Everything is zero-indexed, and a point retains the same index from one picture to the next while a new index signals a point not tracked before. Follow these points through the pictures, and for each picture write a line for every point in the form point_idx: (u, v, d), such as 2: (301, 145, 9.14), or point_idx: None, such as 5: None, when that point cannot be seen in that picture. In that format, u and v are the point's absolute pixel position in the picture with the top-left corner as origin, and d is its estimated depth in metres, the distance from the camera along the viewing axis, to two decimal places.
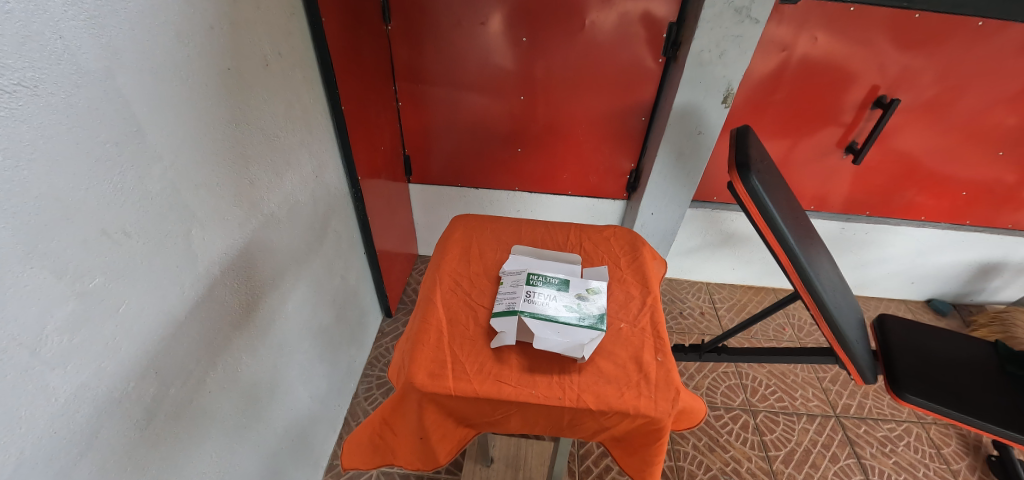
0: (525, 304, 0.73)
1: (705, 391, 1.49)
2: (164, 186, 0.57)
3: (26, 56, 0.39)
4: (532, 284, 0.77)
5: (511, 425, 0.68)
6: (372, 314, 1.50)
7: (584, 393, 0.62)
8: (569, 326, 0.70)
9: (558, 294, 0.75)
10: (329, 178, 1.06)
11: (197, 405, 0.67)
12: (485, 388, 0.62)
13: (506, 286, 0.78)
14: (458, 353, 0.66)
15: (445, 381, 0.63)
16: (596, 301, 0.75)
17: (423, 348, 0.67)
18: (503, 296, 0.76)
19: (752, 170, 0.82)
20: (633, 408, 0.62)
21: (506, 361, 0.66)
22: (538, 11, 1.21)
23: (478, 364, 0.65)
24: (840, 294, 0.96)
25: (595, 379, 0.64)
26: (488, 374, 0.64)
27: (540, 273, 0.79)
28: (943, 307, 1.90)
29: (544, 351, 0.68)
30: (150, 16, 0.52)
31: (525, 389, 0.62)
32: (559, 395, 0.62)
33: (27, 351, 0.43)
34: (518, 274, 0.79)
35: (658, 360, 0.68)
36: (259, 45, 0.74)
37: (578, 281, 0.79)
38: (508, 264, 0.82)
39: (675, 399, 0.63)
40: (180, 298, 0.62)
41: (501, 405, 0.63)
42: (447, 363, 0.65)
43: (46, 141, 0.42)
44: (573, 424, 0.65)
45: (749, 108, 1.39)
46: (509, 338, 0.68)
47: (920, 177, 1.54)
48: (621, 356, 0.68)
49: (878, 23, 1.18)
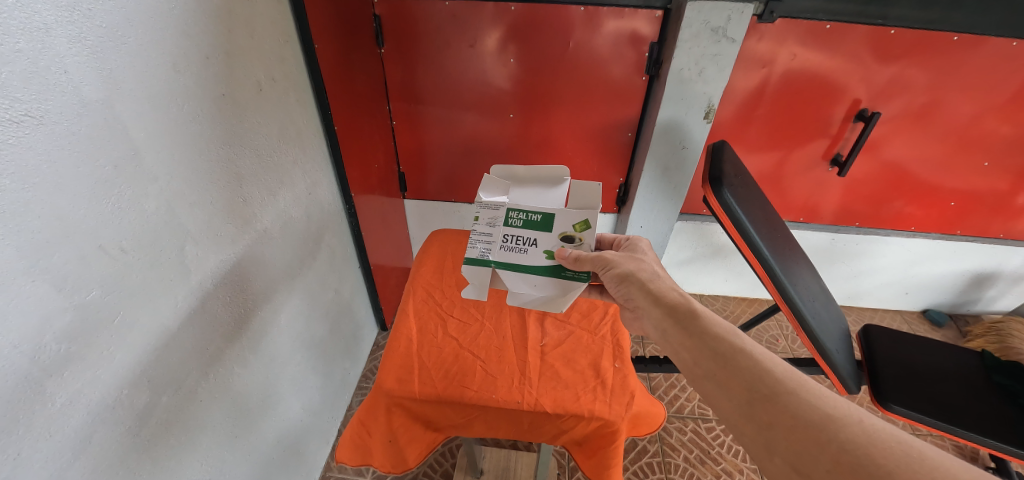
0: (500, 253, 0.74)
1: (697, 403, 1.50)
2: (160, 204, 0.61)
3: (32, 89, 0.43)
4: (509, 225, 0.76)
5: (476, 428, 0.74)
6: (367, 328, 1.53)
7: (541, 397, 0.70)
8: (546, 278, 0.72)
9: (539, 237, 0.74)
10: (323, 194, 1.10)
11: (188, 413, 0.70)
12: (449, 392, 0.70)
13: (483, 224, 0.77)
14: (426, 360, 0.74)
15: (411, 386, 0.70)
16: (584, 244, 0.72)
17: (393, 356, 0.74)
18: (480, 236, 0.77)
19: (725, 184, 0.86)
20: (588, 410, 0.68)
21: (472, 368, 0.74)
22: (524, 33, 1.26)
23: (444, 371, 0.73)
24: (821, 305, 0.97)
25: (553, 384, 0.72)
26: (452, 380, 0.71)
27: (520, 208, 0.76)
28: (939, 318, 1.90)
29: (508, 356, 0.76)
30: (149, 48, 0.57)
31: (486, 393, 0.70)
32: (519, 399, 0.69)
33: (26, 358, 0.46)
34: (496, 211, 0.77)
35: (615, 367, 0.75)
36: (253, 72, 0.79)
37: (563, 215, 0.74)
38: (487, 194, 0.79)
39: (629, 403, 0.69)
40: (173, 310, 0.65)
41: (464, 408, 0.70)
42: (414, 370, 0.72)
43: (50, 166, 0.46)
44: (533, 427, 0.71)
45: (733, 122, 1.42)
46: (483, 290, 0.73)
47: (908, 187, 1.56)
48: (581, 363, 0.75)
49: (856, 38, 1.22)
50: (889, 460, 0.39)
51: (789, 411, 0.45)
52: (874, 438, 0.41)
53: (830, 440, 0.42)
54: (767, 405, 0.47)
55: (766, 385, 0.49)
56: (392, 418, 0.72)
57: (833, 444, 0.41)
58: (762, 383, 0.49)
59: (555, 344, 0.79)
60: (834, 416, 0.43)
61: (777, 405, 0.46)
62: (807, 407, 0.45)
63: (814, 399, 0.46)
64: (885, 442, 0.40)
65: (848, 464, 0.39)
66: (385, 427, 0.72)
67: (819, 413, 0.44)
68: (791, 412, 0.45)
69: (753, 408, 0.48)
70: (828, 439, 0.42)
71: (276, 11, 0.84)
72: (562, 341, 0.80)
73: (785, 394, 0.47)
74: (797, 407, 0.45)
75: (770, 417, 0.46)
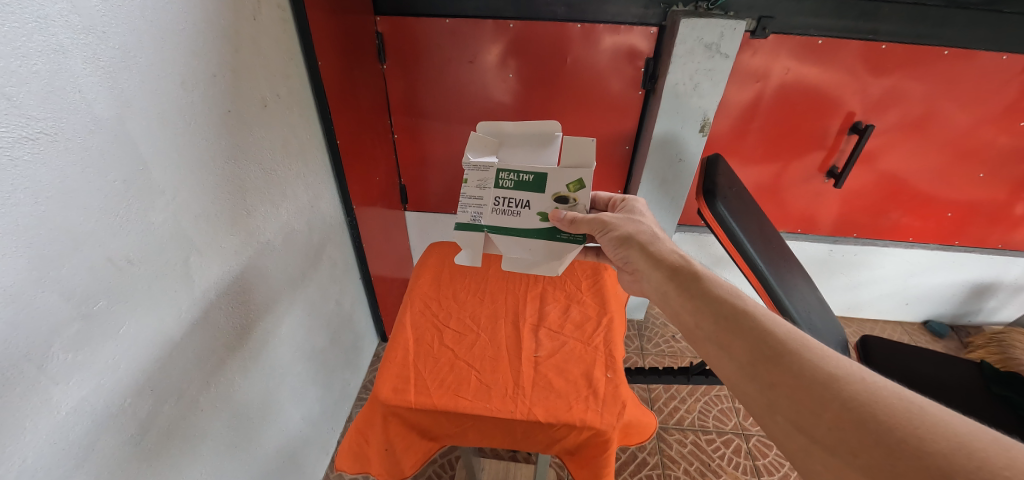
0: (492, 217, 0.79)
1: (697, 415, 1.49)
2: (167, 217, 0.63)
3: (47, 107, 0.45)
4: (500, 187, 0.79)
5: (470, 438, 0.74)
6: (367, 339, 1.54)
7: (534, 407, 0.70)
8: (539, 242, 0.78)
9: (531, 199, 0.78)
10: (325, 206, 1.12)
11: (188, 422, 0.70)
12: (444, 401, 0.71)
13: (472, 186, 0.81)
14: (422, 370, 0.75)
15: (407, 395, 0.71)
16: (578, 205, 0.77)
17: (390, 365, 0.76)
18: (470, 201, 0.81)
19: (718, 197, 0.93)
20: (580, 419, 0.69)
21: (466, 378, 0.75)
22: (523, 50, 1.29)
23: (439, 380, 0.74)
24: (818, 316, 0.98)
25: (546, 394, 0.72)
26: (447, 389, 0.72)
27: (510, 170, 0.79)
28: (940, 329, 1.89)
29: (502, 366, 0.77)
30: (159, 68, 0.59)
31: (480, 403, 0.71)
32: (512, 408, 0.70)
33: (34, 367, 0.47)
34: (485, 172, 0.80)
35: (608, 376, 0.76)
36: (259, 89, 0.81)
37: (556, 176, 0.77)
38: (476, 155, 0.82)
39: (621, 412, 0.70)
40: (177, 320, 0.66)
41: (458, 418, 0.71)
42: (410, 379, 0.73)
43: (63, 181, 0.48)
44: (527, 436, 0.72)
45: (729, 134, 1.44)
46: (476, 257, 0.80)
47: (905, 198, 1.57)
48: (574, 373, 0.76)
49: (848, 53, 1.25)
50: (892, 417, 0.41)
51: (791, 372, 0.48)
52: (877, 396, 0.43)
53: (833, 398, 0.44)
54: (771, 366, 0.50)
55: (770, 346, 0.51)
56: (388, 428, 0.72)
57: (836, 402, 0.44)
58: (765, 344, 0.52)
59: (549, 354, 0.80)
60: (838, 376, 0.46)
61: (780, 366, 0.49)
62: (811, 367, 0.48)
63: (817, 359, 0.48)
64: (888, 399, 0.43)
65: (851, 421, 0.42)
66: (381, 437, 0.73)
67: (822, 373, 0.47)
68: (795, 372, 0.48)
69: (756, 368, 0.51)
70: (832, 398, 0.44)
71: (282, 30, 0.87)
72: (556, 351, 0.81)
73: (789, 355, 0.50)
74: (800, 368, 0.48)
75: (774, 376, 0.49)
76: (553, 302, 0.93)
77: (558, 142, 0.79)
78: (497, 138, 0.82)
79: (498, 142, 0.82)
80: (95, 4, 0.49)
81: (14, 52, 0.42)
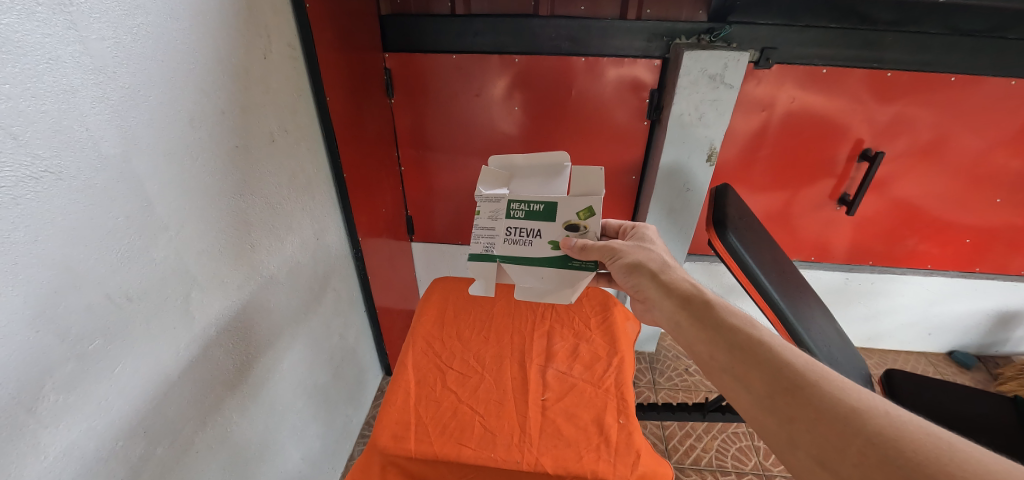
0: (503, 247, 0.78)
1: (714, 454, 1.42)
2: (169, 254, 0.62)
3: (53, 146, 0.46)
4: (511, 218, 0.79)
5: None
6: (371, 372, 1.50)
7: (542, 456, 0.67)
8: (552, 270, 0.75)
9: (542, 228, 0.77)
10: (331, 239, 1.12)
11: (183, 465, 0.67)
12: (446, 449, 0.67)
13: (484, 218, 0.80)
14: (422, 415, 0.72)
15: (407, 443, 0.68)
16: (589, 233, 0.75)
17: (390, 411, 0.73)
18: (483, 233, 0.80)
19: (729, 227, 0.92)
20: (591, 471, 0.65)
21: (470, 425, 0.71)
22: (529, 83, 1.32)
23: (440, 426, 0.71)
24: (838, 349, 0.93)
25: (554, 442, 0.69)
26: (450, 436, 0.69)
27: (522, 200, 0.79)
28: (967, 360, 1.81)
29: (507, 410, 0.74)
30: (168, 106, 0.60)
31: (484, 452, 0.67)
32: (518, 458, 0.67)
33: (23, 409, 0.46)
34: (497, 203, 0.80)
35: (620, 423, 0.72)
36: (266, 124, 0.82)
37: (566, 204, 0.76)
38: (487, 187, 0.81)
39: (634, 463, 0.66)
40: (175, 358, 0.64)
41: (460, 470, 0.66)
42: (410, 425, 0.71)
43: (64, 218, 0.47)
44: None
45: (737, 163, 1.43)
46: (488, 287, 0.78)
47: (921, 224, 1.53)
48: (584, 419, 0.73)
49: (853, 80, 1.25)
50: (919, 454, 0.38)
51: (812, 405, 0.45)
52: (903, 432, 0.40)
53: (856, 433, 0.41)
54: (790, 398, 0.47)
55: (788, 377, 0.48)
56: None
57: (861, 437, 0.41)
58: (782, 375, 0.49)
59: (557, 397, 0.77)
60: (860, 409, 0.43)
61: (799, 399, 0.46)
62: (832, 400, 0.45)
63: (837, 392, 0.45)
64: (915, 435, 0.39)
65: (877, 457, 0.39)
66: None
67: (844, 406, 0.44)
68: (815, 405, 0.45)
69: (775, 402, 0.47)
70: (855, 433, 0.41)
71: (292, 68, 0.89)
72: (564, 394, 0.78)
73: (808, 387, 0.47)
74: (820, 401, 0.45)
75: (794, 410, 0.46)
76: (561, 340, 0.90)
77: (567, 172, 0.79)
78: (507, 172, 0.82)
79: (508, 175, 0.82)
80: (107, 46, 0.50)
81: (23, 92, 0.43)
